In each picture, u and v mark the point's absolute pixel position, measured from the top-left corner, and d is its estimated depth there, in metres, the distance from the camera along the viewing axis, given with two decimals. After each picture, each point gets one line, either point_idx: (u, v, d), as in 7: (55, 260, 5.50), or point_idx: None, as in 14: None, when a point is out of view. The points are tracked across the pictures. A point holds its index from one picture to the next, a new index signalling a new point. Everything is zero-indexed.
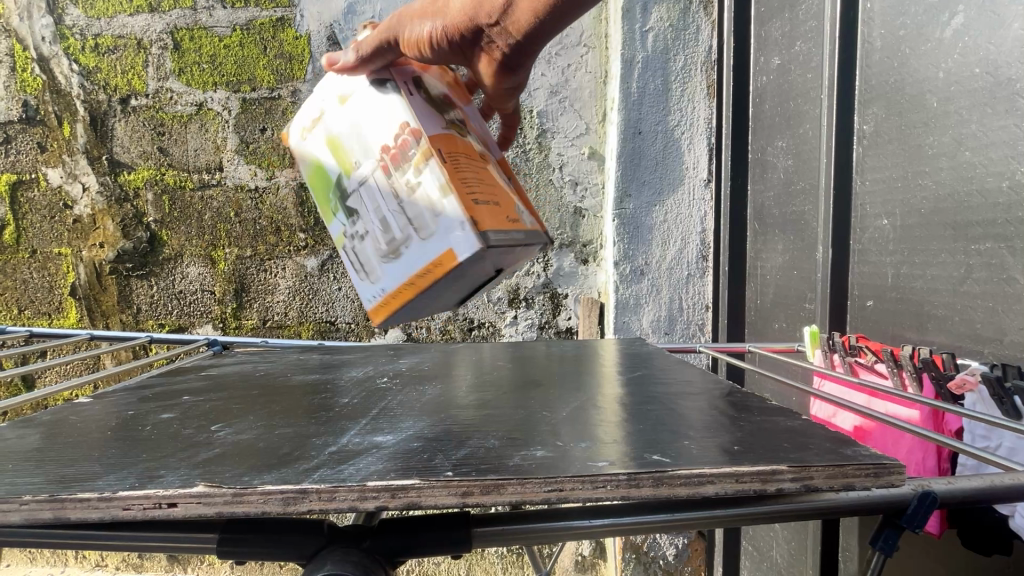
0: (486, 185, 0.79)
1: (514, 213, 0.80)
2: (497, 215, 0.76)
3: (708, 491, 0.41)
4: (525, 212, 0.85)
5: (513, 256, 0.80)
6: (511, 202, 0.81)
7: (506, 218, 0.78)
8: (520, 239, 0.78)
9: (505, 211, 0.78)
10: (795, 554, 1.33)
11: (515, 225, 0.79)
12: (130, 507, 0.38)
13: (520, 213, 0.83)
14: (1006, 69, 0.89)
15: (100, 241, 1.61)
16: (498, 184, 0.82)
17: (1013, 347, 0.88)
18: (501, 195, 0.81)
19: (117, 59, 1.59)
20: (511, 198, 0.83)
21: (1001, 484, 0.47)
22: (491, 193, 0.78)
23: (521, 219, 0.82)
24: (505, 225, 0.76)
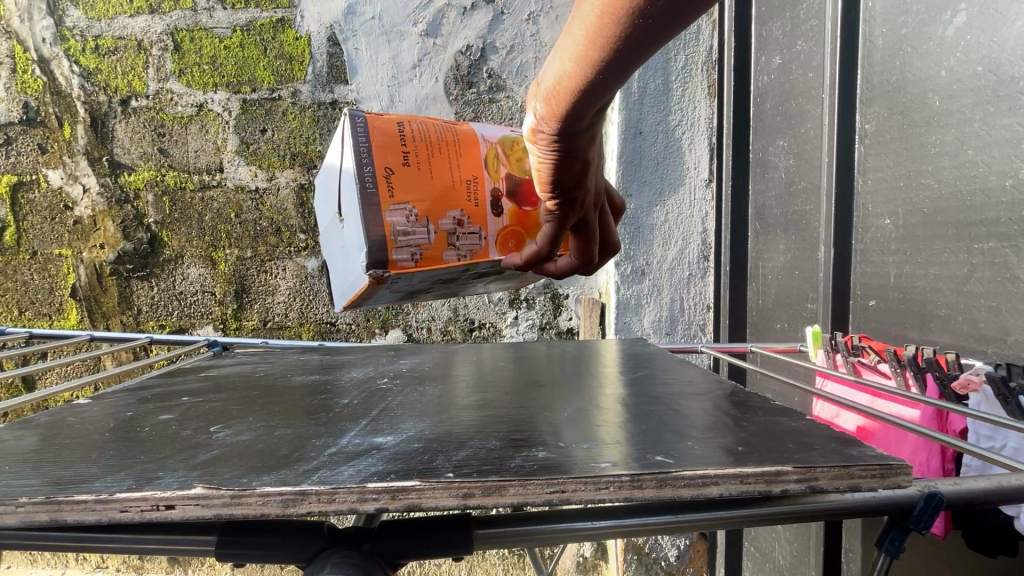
0: (433, 158, 0.83)
1: (395, 195, 0.79)
2: (391, 155, 0.80)
3: (712, 493, 0.40)
4: (410, 227, 0.80)
5: (350, 207, 0.81)
6: (407, 191, 0.80)
7: (389, 170, 0.80)
8: (361, 192, 0.78)
9: (397, 171, 0.80)
10: (798, 555, 1.32)
11: (382, 188, 0.79)
12: (128, 509, 0.38)
13: (399, 212, 0.80)
14: (1009, 68, 0.89)
15: (100, 242, 1.61)
16: (442, 200, 0.82)
17: (1017, 347, 0.88)
18: (420, 183, 0.81)
19: (118, 60, 1.58)
20: (417, 203, 0.81)
21: (1008, 485, 0.46)
22: (418, 161, 0.82)
23: (389, 210, 0.79)
24: (377, 162, 0.79)
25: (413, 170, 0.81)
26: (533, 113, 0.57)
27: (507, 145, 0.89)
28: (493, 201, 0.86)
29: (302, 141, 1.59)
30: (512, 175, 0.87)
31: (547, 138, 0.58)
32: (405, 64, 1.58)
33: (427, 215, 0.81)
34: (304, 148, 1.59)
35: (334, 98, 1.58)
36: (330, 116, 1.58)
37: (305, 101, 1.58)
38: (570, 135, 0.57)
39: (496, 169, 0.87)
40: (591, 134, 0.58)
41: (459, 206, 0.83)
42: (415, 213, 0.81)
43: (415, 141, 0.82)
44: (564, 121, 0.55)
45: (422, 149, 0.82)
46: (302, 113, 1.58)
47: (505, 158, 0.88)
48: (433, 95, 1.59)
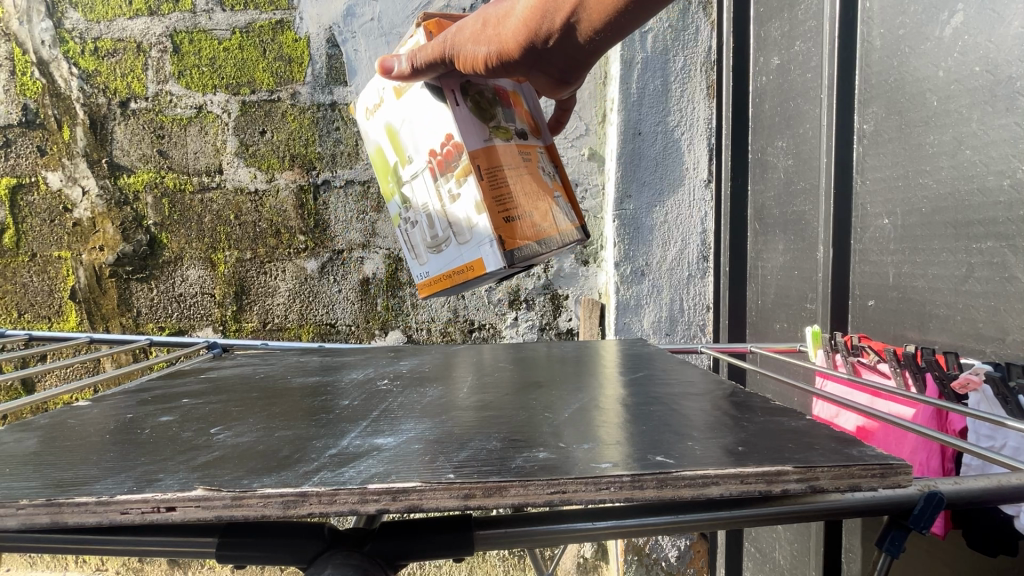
0: (521, 190, 0.94)
1: (550, 214, 0.96)
2: (527, 222, 0.93)
3: (713, 493, 0.40)
4: (564, 207, 0.99)
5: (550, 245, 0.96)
6: (544, 205, 0.96)
7: (537, 221, 0.94)
8: (555, 238, 0.95)
9: (536, 213, 0.94)
10: (798, 556, 1.32)
11: (547, 223, 0.95)
12: (129, 510, 0.38)
13: (558, 212, 0.97)
14: (1007, 68, 0.89)
15: (100, 244, 1.61)
16: (540, 180, 0.96)
17: (1015, 346, 0.88)
18: (538, 200, 0.95)
19: (117, 63, 1.59)
20: (548, 199, 0.97)
21: (1008, 484, 0.46)
22: (527, 201, 0.94)
23: (556, 218, 0.96)
24: (534, 232, 0.93)
25: (531, 203, 0.94)
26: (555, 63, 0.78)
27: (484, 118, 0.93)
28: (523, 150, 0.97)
29: (301, 143, 1.59)
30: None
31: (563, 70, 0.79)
32: None
33: (553, 191, 0.98)
34: (304, 150, 1.59)
35: (333, 100, 1.58)
36: (330, 118, 1.59)
37: (305, 103, 1.58)
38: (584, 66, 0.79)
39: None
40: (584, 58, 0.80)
41: (536, 171, 0.97)
42: (555, 200, 0.98)
43: (511, 206, 0.92)
44: (582, 62, 0.77)
45: (517, 199, 0.93)
46: (301, 114, 1.59)
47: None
48: None
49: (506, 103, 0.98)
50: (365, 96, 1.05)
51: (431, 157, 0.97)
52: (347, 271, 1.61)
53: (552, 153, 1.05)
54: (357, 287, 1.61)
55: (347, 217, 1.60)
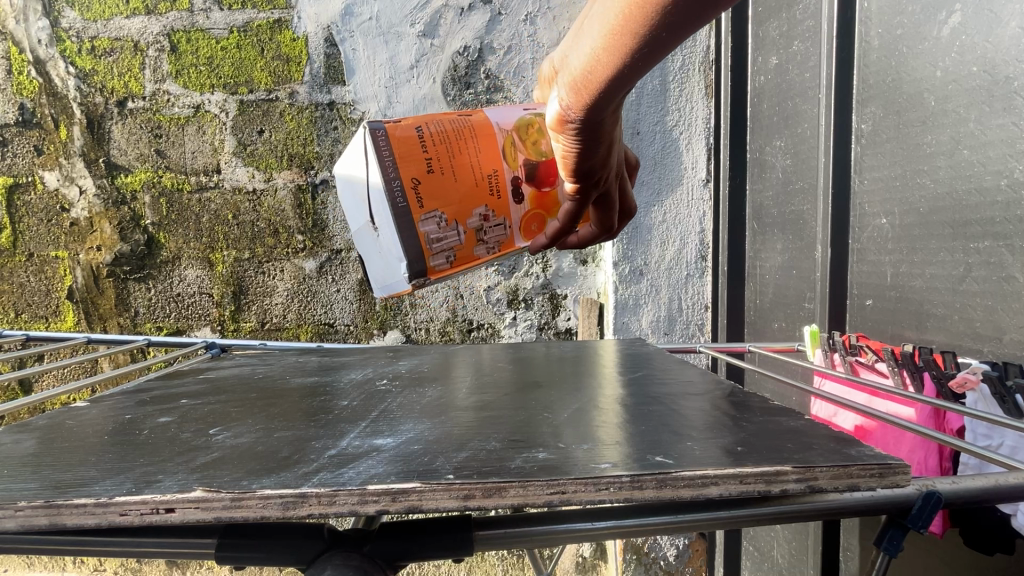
0: (452, 158, 0.79)
1: (424, 205, 0.78)
2: (415, 164, 0.77)
3: (712, 493, 0.40)
4: (443, 236, 0.80)
5: (386, 216, 0.79)
6: (435, 199, 0.78)
7: (417, 181, 0.77)
8: (393, 207, 0.77)
9: (425, 182, 0.78)
10: (796, 554, 1.33)
11: (413, 202, 0.77)
12: (127, 512, 0.38)
13: (430, 220, 0.79)
14: (1003, 68, 0.89)
15: (98, 244, 1.60)
16: (470, 199, 0.80)
17: (1012, 346, 0.88)
18: (444, 189, 0.79)
19: (114, 62, 1.58)
20: (445, 208, 0.79)
21: (1006, 484, 0.46)
22: (440, 164, 0.78)
23: (420, 220, 0.78)
24: (404, 174, 0.77)
25: (438, 175, 0.78)
26: (561, 100, 0.60)
27: (522, 129, 0.83)
28: (513, 188, 0.82)
29: (300, 143, 1.59)
30: (529, 158, 0.82)
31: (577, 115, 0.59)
32: (402, 65, 1.58)
33: (457, 218, 0.80)
34: (302, 150, 1.59)
35: (331, 99, 1.58)
36: (328, 117, 1.58)
37: (303, 102, 1.58)
38: (599, 118, 0.59)
39: (514, 157, 0.82)
40: (616, 119, 0.61)
41: (482, 202, 0.81)
42: (445, 219, 0.79)
43: (436, 141, 0.79)
44: (595, 106, 0.58)
45: (443, 150, 0.79)
46: (299, 114, 1.58)
47: (522, 142, 0.82)
48: (430, 96, 1.59)
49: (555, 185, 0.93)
50: None
51: None
52: (346, 270, 1.61)
53: None
54: (356, 287, 1.61)
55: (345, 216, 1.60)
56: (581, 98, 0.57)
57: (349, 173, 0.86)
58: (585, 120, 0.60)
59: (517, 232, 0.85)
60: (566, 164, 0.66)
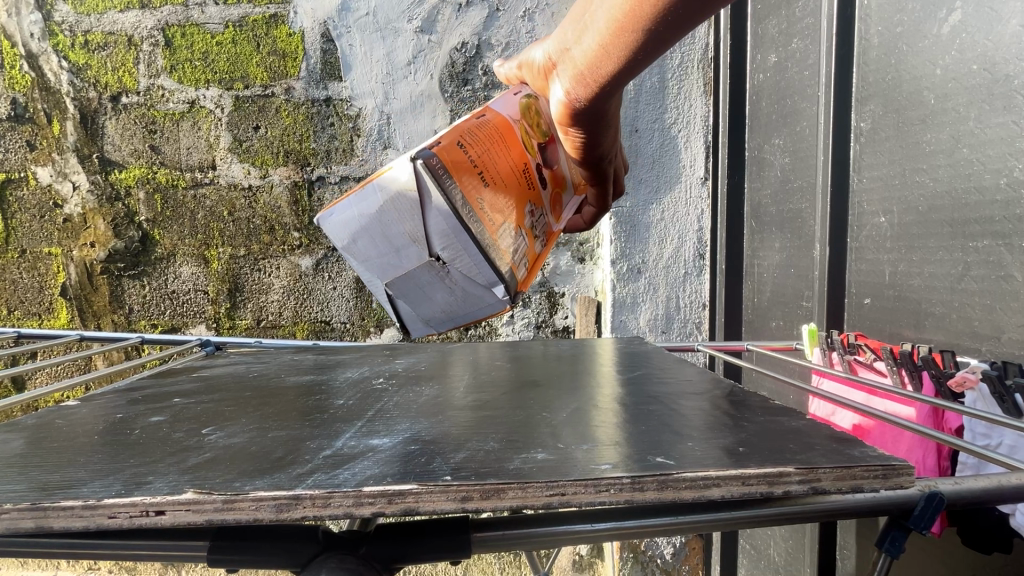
0: (500, 163, 0.66)
1: (496, 220, 0.66)
2: (473, 182, 0.64)
3: (713, 495, 0.40)
4: (516, 246, 0.69)
5: (461, 249, 0.65)
6: (502, 212, 0.67)
7: (483, 198, 0.65)
8: (473, 235, 0.64)
9: (489, 196, 0.65)
10: (793, 552, 1.33)
11: (486, 222, 0.65)
12: (116, 515, 0.37)
13: (505, 234, 0.67)
14: (1004, 66, 0.89)
15: (91, 241, 1.59)
16: (523, 199, 0.69)
17: (1011, 345, 0.88)
18: (504, 197, 0.67)
19: (108, 56, 1.56)
20: (510, 216, 0.68)
21: (1009, 484, 0.46)
22: (494, 173, 0.66)
23: (498, 237, 0.66)
24: (469, 196, 0.63)
25: (499, 185, 0.66)
26: (567, 91, 0.59)
27: (527, 113, 0.72)
28: (540, 175, 0.72)
29: (296, 139, 1.57)
30: (541, 142, 0.73)
31: (580, 109, 0.60)
32: (399, 60, 1.57)
33: (520, 221, 0.69)
34: (298, 146, 1.57)
35: (328, 95, 1.57)
36: (324, 114, 1.57)
37: (299, 98, 1.57)
38: (604, 107, 0.59)
39: (533, 146, 0.72)
40: (618, 106, 0.62)
41: (530, 198, 0.70)
42: (514, 226, 0.68)
43: (479, 151, 0.65)
44: (600, 97, 0.58)
45: (489, 157, 0.66)
46: (296, 110, 1.57)
47: (532, 128, 0.72)
48: (428, 93, 1.58)
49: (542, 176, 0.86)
50: None
51: None
52: (342, 268, 1.60)
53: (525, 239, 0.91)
54: (353, 284, 1.60)
55: None
56: (588, 89, 0.58)
57: (373, 220, 0.67)
58: (589, 113, 0.60)
59: (551, 218, 0.77)
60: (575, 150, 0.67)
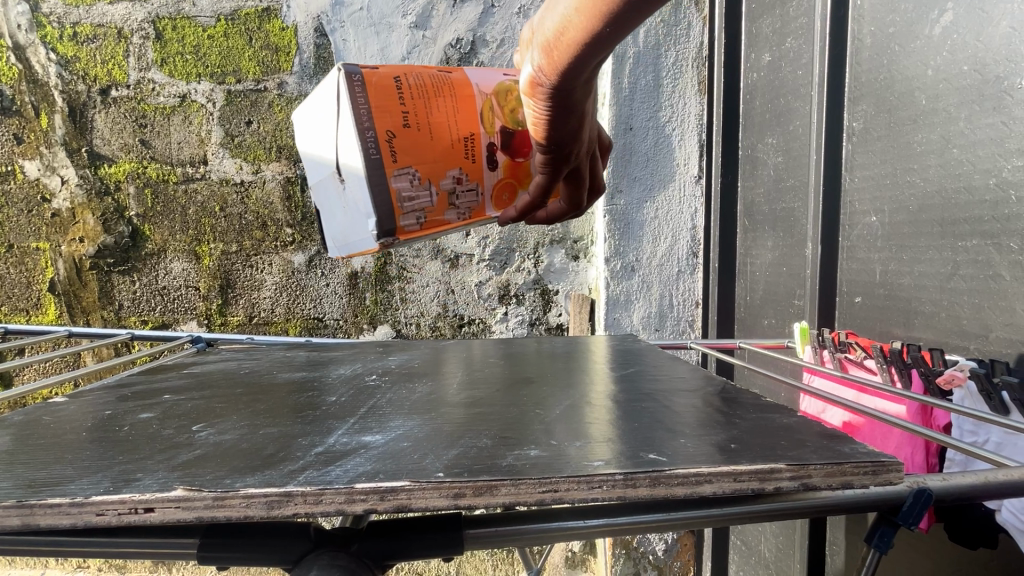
0: (432, 115, 0.77)
1: (399, 160, 0.76)
2: (391, 116, 0.75)
3: (705, 491, 0.40)
4: (413, 192, 0.78)
5: (355, 167, 0.76)
6: (410, 155, 0.76)
7: (392, 133, 0.75)
8: (365, 158, 0.74)
9: (401, 135, 0.75)
10: (783, 548, 1.34)
11: (386, 154, 0.75)
12: (104, 512, 0.36)
13: (403, 176, 0.76)
14: (995, 67, 0.89)
15: (80, 236, 1.57)
16: (446, 159, 0.79)
17: (998, 343, 0.89)
18: (421, 143, 0.76)
19: (97, 49, 1.54)
20: (419, 165, 0.77)
21: (995, 481, 0.46)
22: (419, 120, 0.76)
23: (393, 176, 0.76)
24: (380, 124, 0.74)
25: (416, 130, 0.76)
26: (534, 63, 0.54)
27: (500, 95, 0.82)
28: (487, 152, 0.81)
29: (289, 135, 1.56)
30: (506, 125, 0.81)
31: (546, 86, 0.55)
32: (393, 56, 1.56)
33: (430, 177, 0.78)
34: (291, 141, 1.56)
35: None
36: None
37: (292, 93, 1.55)
38: (573, 84, 0.54)
39: (491, 121, 0.81)
40: (590, 87, 0.57)
41: (458, 164, 0.80)
42: (419, 176, 0.77)
43: (414, 95, 0.76)
44: (568, 72, 0.52)
45: (421, 103, 0.76)
46: (288, 105, 1.56)
47: (500, 108, 0.81)
48: None
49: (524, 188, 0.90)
50: None
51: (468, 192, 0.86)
52: (335, 264, 1.59)
53: None
54: (346, 281, 1.59)
55: None
56: (554, 62, 0.52)
57: (313, 130, 0.82)
58: (555, 86, 0.55)
59: (485, 195, 0.83)
60: (537, 131, 0.61)
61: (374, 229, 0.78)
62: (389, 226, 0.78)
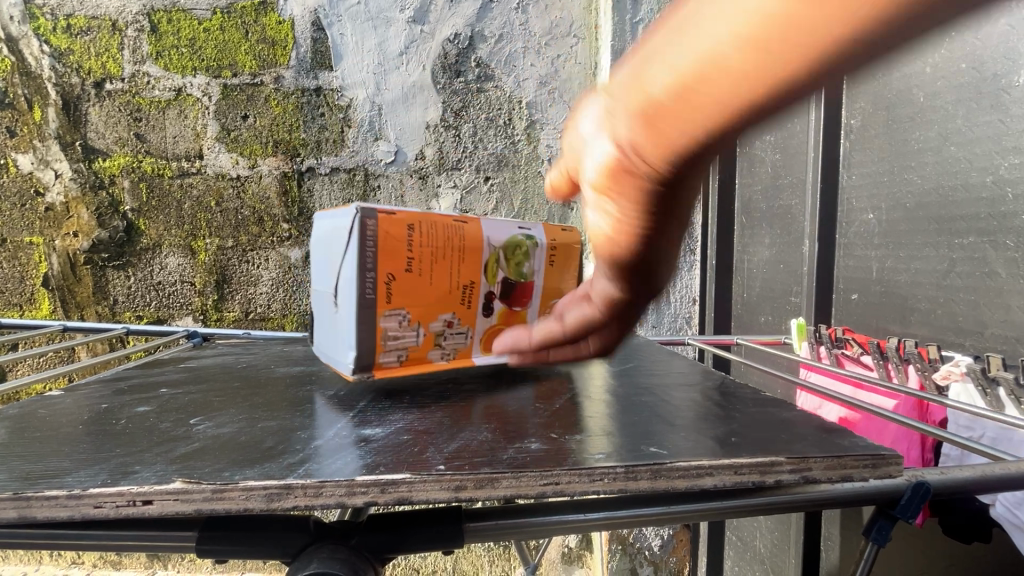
0: (433, 266, 0.73)
1: (393, 299, 0.71)
2: (393, 259, 0.70)
3: (706, 484, 0.40)
4: (402, 334, 0.72)
5: (346, 298, 0.69)
6: (405, 297, 0.72)
7: (392, 277, 0.70)
8: (358, 296, 0.68)
9: (400, 280, 0.71)
10: (779, 544, 1.35)
11: (380, 294, 0.69)
12: (102, 504, 0.36)
13: (392, 317, 0.71)
14: (992, 65, 0.90)
15: (74, 230, 1.55)
16: (438, 304, 0.75)
17: (993, 340, 0.89)
18: (418, 288, 0.72)
19: (91, 41, 1.52)
20: (411, 307, 0.72)
21: (992, 475, 0.47)
22: (421, 267, 0.72)
23: (383, 315, 0.70)
24: (380, 267, 0.69)
25: (417, 275, 0.72)
26: (611, 157, 0.33)
27: (509, 249, 0.81)
28: (485, 300, 0.79)
29: (285, 129, 1.55)
30: (508, 277, 0.81)
31: (619, 232, 0.36)
32: (391, 51, 1.55)
33: (421, 319, 0.73)
34: (288, 136, 1.55)
35: (319, 85, 1.54)
36: (314, 103, 1.55)
37: (288, 87, 1.54)
38: (648, 250, 0.37)
39: (495, 273, 0.80)
40: (667, 257, 0.38)
41: (449, 308, 0.76)
42: (409, 317, 0.72)
43: (422, 247, 0.72)
44: (651, 217, 0.34)
45: (428, 256, 0.73)
46: (285, 99, 1.55)
47: (505, 261, 0.81)
48: (420, 84, 1.56)
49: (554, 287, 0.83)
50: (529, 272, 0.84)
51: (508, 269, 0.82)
52: None
53: None
54: None
55: (331, 205, 1.58)
56: (662, 134, 0.30)
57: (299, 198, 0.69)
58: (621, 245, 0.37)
59: (476, 339, 0.80)
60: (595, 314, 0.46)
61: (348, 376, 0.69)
62: (370, 359, 0.69)
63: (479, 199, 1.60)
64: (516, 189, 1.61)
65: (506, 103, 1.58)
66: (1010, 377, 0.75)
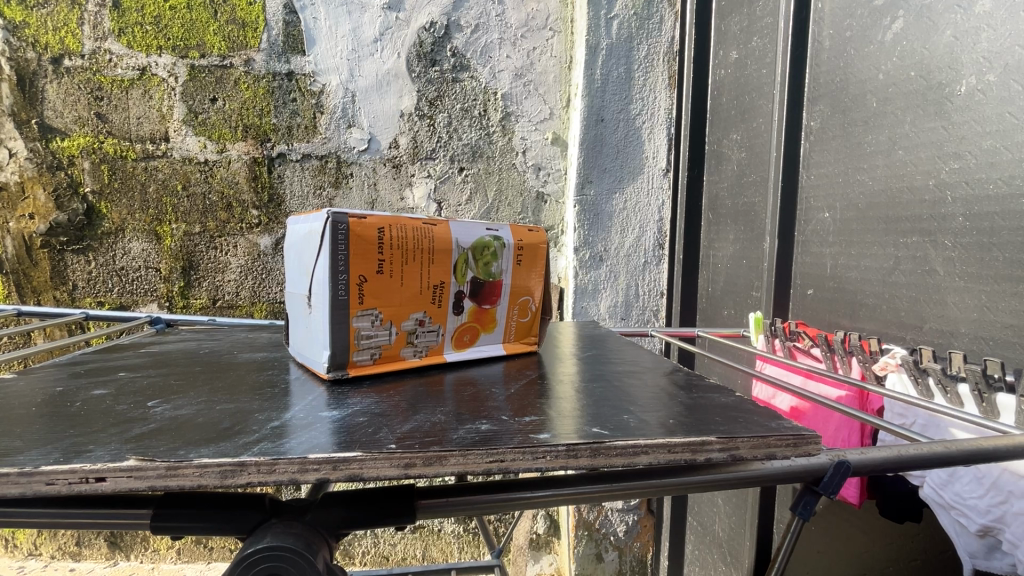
0: (408, 265, 0.64)
1: (367, 301, 0.62)
2: (366, 260, 0.61)
3: (642, 462, 0.43)
4: (375, 335, 0.64)
5: (318, 299, 0.61)
6: (380, 298, 0.63)
7: (365, 278, 0.61)
8: (330, 298, 0.59)
9: (373, 281, 0.62)
10: (735, 527, 1.42)
11: (354, 296, 0.61)
12: (54, 482, 0.36)
13: (366, 318, 0.63)
14: (938, 74, 0.94)
15: (30, 212, 1.50)
16: (413, 302, 0.67)
17: (930, 334, 0.95)
18: (391, 287, 0.64)
19: (49, 14, 1.46)
20: (385, 307, 0.64)
21: (908, 454, 0.51)
22: (395, 266, 0.63)
23: (357, 317, 0.62)
24: (353, 268, 0.60)
25: (393, 276, 0.63)
26: None
27: (479, 249, 0.72)
28: (455, 300, 0.70)
29: (256, 114, 1.53)
30: (478, 278, 0.72)
31: None
32: (365, 37, 1.53)
33: (394, 318, 0.65)
34: (258, 121, 1.53)
35: (290, 69, 1.52)
36: (286, 88, 1.53)
37: (259, 71, 1.51)
38: None
39: (464, 272, 0.70)
40: None
41: (423, 307, 0.67)
42: (382, 318, 0.64)
43: (395, 246, 0.63)
44: None
45: (401, 256, 0.63)
46: (255, 83, 1.52)
47: (475, 261, 0.71)
48: (395, 72, 1.55)
49: (519, 282, 0.77)
50: (505, 271, 0.75)
51: (483, 269, 0.73)
52: None
53: (517, 347, 0.80)
54: None
55: (303, 192, 1.56)
56: None
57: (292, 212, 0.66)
58: None
59: (447, 340, 0.72)
60: None
61: (317, 384, 0.63)
62: (342, 363, 0.63)
63: (452, 189, 1.61)
64: (489, 180, 1.62)
65: (481, 94, 1.59)
66: (938, 367, 0.81)
